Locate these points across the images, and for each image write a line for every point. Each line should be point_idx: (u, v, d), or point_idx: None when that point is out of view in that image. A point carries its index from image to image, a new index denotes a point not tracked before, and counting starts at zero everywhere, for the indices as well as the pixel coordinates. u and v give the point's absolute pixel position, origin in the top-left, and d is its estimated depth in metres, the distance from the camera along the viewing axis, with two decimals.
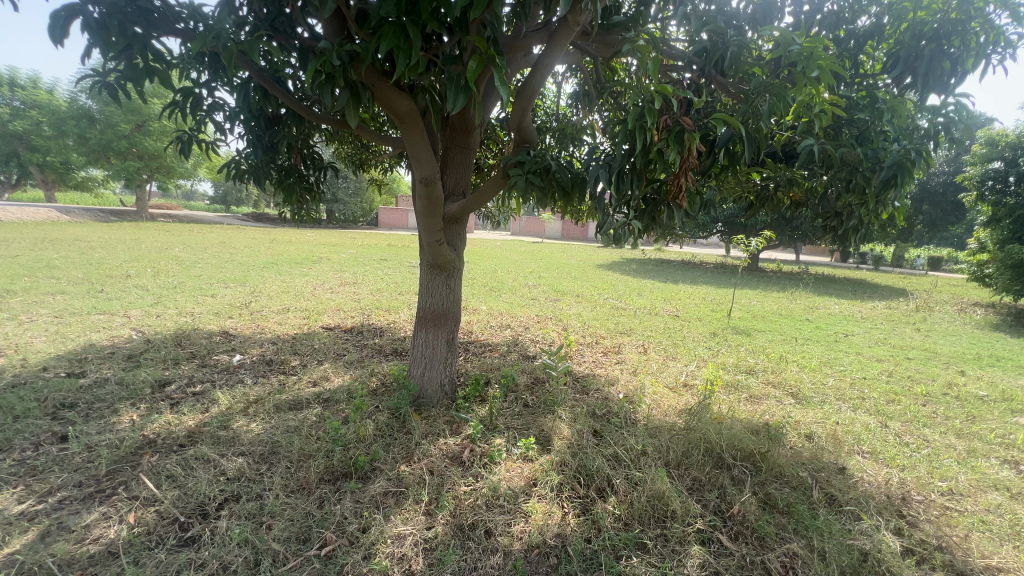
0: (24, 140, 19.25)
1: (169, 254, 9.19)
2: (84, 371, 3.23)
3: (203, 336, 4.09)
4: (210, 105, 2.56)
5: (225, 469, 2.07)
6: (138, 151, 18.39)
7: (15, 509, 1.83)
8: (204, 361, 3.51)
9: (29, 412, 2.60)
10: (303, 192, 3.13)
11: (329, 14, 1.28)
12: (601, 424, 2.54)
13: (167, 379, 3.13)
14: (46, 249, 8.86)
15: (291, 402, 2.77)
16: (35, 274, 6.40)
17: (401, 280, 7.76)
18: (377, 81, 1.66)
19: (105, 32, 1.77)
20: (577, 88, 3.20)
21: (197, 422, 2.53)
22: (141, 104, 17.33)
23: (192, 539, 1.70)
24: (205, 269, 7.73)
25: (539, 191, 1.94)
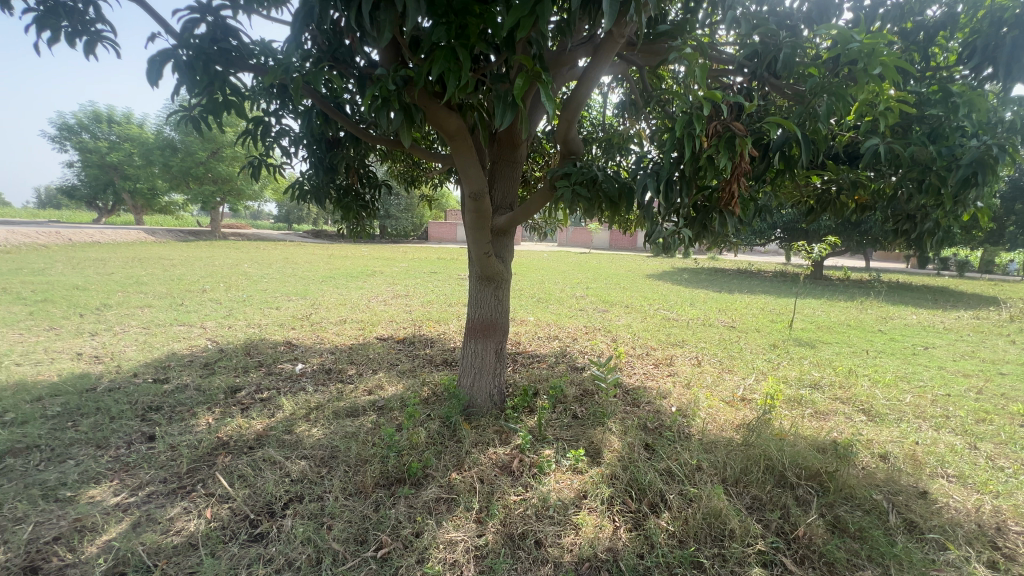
0: (118, 170, 21.59)
1: (239, 270, 9.95)
2: (167, 377, 3.54)
3: (269, 346, 4.38)
4: (278, 131, 2.77)
5: (288, 471, 2.20)
6: (213, 176, 20.10)
7: (111, 500, 2.04)
8: (271, 369, 3.75)
9: (122, 413, 2.89)
10: (360, 209, 3.29)
11: (385, 43, 1.36)
12: (653, 438, 2.47)
13: (238, 385, 3.37)
14: (135, 267, 9.83)
15: (348, 409, 2.90)
16: (127, 290, 7.12)
17: (450, 292, 7.96)
18: (429, 102, 1.74)
19: (192, 71, 1.98)
20: (623, 97, 3.20)
21: (264, 426, 2.70)
22: (216, 133, 18.98)
23: (262, 535, 1.82)
24: (271, 283, 8.30)
25: (586, 203, 1.95)
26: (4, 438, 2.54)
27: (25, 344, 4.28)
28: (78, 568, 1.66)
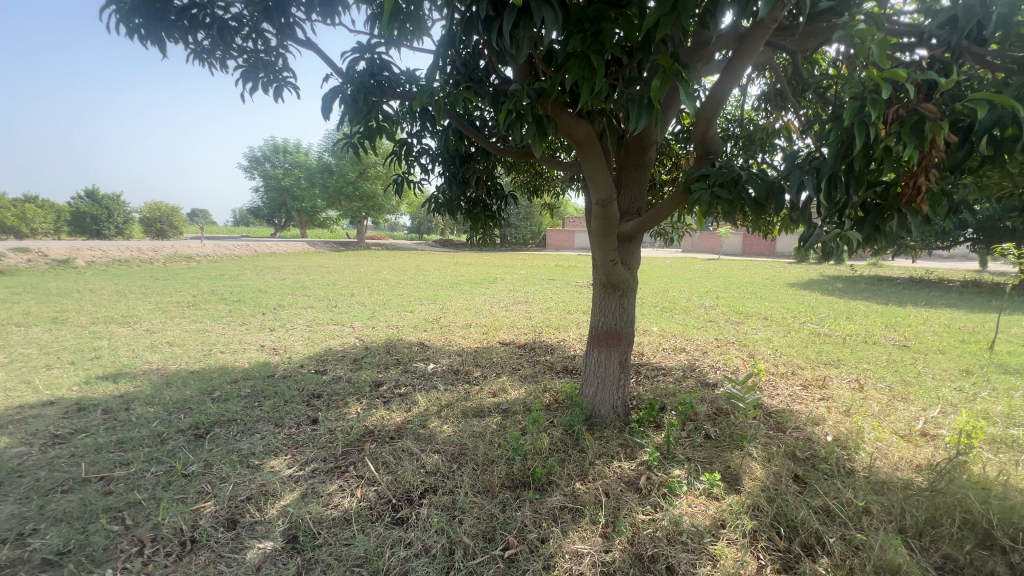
0: (290, 192, 25.77)
1: (381, 277, 11.16)
2: (325, 369, 4.09)
3: (406, 346, 4.81)
4: (419, 151, 3.04)
5: (424, 462, 2.38)
6: (360, 193, 22.89)
7: (286, 471, 2.40)
8: (407, 367, 4.12)
9: (293, 398, 3.41)
10: (487, 220, 3.46)
11: (522, 60, 1.41)
12: (804, 469, 2.17)
13: (381, 380, 3.76)
14: (301, 273, 11.60)
15: (475, 409, 3.06)
16: (296, 293, 8.43)
17: (569, 299, 7.97)
18: (560, 112, 1.77)
19: (354, 104, 2.26)
20: (767, 88, 2.90)
21: (403, 419, 2.97)
22: (363, 156, 21.62)
23: (402, 519, 1.99)
24: (406, 289, 9.15)
25: (727, 205, 1.80)
26: (213, 411, 3.16)
27: (226, 336, 5.30)
28: (263, 525, 1.99)
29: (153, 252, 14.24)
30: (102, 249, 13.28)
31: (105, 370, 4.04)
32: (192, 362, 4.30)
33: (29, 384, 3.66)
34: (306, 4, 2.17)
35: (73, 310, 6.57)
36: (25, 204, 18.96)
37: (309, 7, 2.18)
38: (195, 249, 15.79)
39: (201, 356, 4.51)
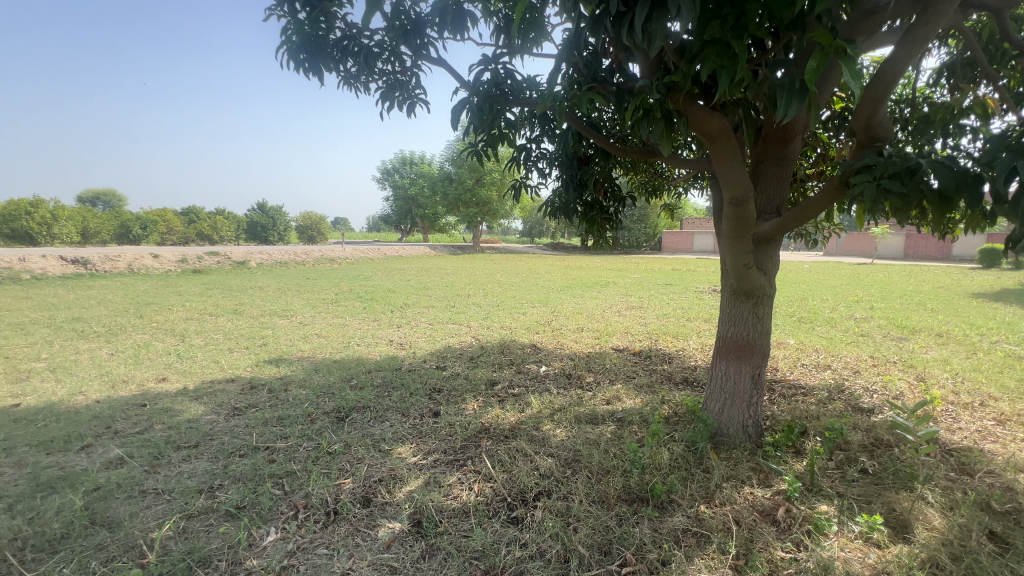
0: (416, 200, 28.11)
1: (495, 279, 11.61)
2: (445, 365, 4.36)
3: (519, 347, 4.92)
4: (537, 155, 3.08)
5: (538, 465, 2.40)
6: (477, 200, 24.08)
7: (411, 458, 2.60)
8: (520, 368, 4.21)
9: (417, 391, 3.68)
10: (604, 222, 3.38)
11: (653, 54, 1.34)
12: (1004, 526, 1.74)
13: (495, 379, 3.89)
14: (424, 275, 12.55)
15: (589, 416, 3.00)
16: (420, 293, 9.14)
17: (688, 305, 7.47)
18: (692, 106, 1.65)
19: (480, 114, 2.37)
20: (954, 58, 2.40)
21: (517, 419, 3.03)
22: (480, 164, 22.72)
23: (517, 519, 2.02)
24: (519, 291, 9.39)
25: (900, 200, 1.51)
26: (351, 397, 3.55)
27: (361, 330, 5.92)
28: (393, 506, 2.17)
29: (305, 255, 16.50)
30: (268, 252, 15.75)
31: (270, 355, 4.77)
32: (335, 353, 4.88)
33: (217, 364, 4.46)
34: (438, 24, 2.33)
35: (247, 303, 7.88)
36: (216, 217, 23.24)
37: (441, 26, 2.33)
38: (338, 253, 17.99)
39: (342, 347, 5.10)
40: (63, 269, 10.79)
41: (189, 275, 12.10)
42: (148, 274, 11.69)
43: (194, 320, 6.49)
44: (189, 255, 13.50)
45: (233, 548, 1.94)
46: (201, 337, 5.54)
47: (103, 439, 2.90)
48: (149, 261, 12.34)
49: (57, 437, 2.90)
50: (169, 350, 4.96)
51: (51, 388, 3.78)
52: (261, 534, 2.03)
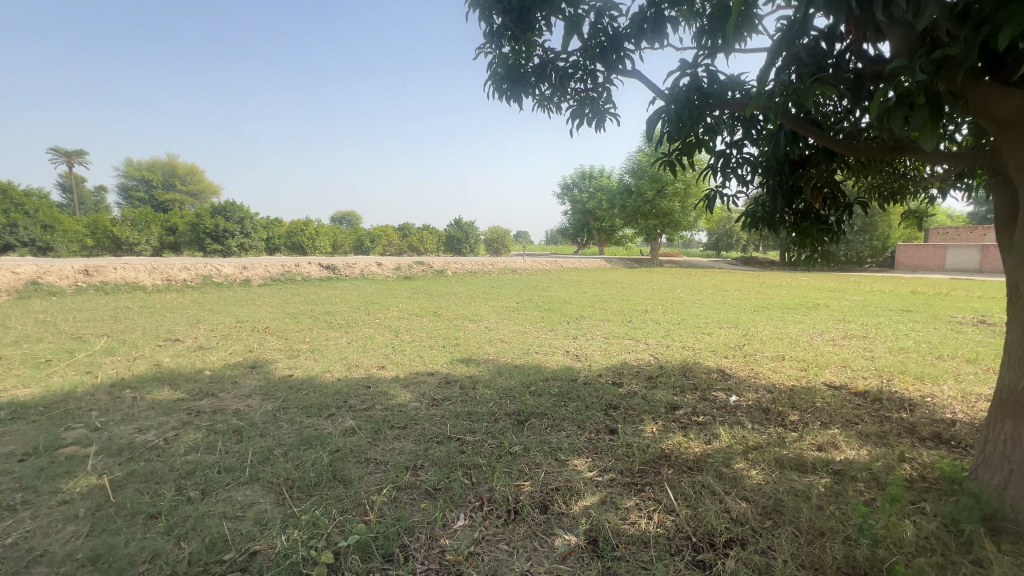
0: (594, 214, 28.46)
1: (675, 295, 10.93)
2: (621, 382, 4.25)
3: (704, 371, 4.50)
4: (738, 161, 2.79)
5: (729, 507, 2.13)
6: (656, 211, 23.14)
7: (588, 473, 2.58)
8: (705, 394, 3.84)
9: (594, 405, 3.66)
10: (821, 234, 2.87)
11: (924, 25, 1.08)
12: None
13: (677, 404, 3.62)
14: (599, 288, 12.55)
15: (794, 461, 2.56)
16: (597, 306, 9.15)
17: (939, 339, 5.83)
18: (974, 85, 1.29)
19: (677, 122, 2.26)
20: None
21: (702, 451, 2.76)
22: (662, 174, 21.83)
23: (704, 563, 1.82)
24: (703, 309, 8.64)
25: None
26: (531, 403, 3.72)
27: (539, 339, 6.20)
28: (569, 518, 2.18)
29: (491, 266, 18.11)
30: (462, 263, 17.75)
31: (462, 355, 5.34)
32: (515, 358, 5.21)
33: (420, 358, 5.18)
34: (636, 35, 2.29)
35: (445, 307, 8.99)
36: (423, 232, 27.26)
37: (640, 37, 2.30)
38: (519, 264, 19.30)
39: (522, 354, 5.41)
40: (320, 273, 13.97)
41: (402, 281, 14.41)
42: (375, 279, 14.33)
43: (405, 319, 7.67)
44: (403, 264, 16.09)
45: (430, 524, 2.20)
46: (409, 334, 6.51)
47: (342, 411, 3.62)
48: (375, 268, 15.13)
49: (314, 404, 3.73)
50: (386, 343, 5.97)
51: (311, 366, 4.90)
52: (452, 517, 2.25)
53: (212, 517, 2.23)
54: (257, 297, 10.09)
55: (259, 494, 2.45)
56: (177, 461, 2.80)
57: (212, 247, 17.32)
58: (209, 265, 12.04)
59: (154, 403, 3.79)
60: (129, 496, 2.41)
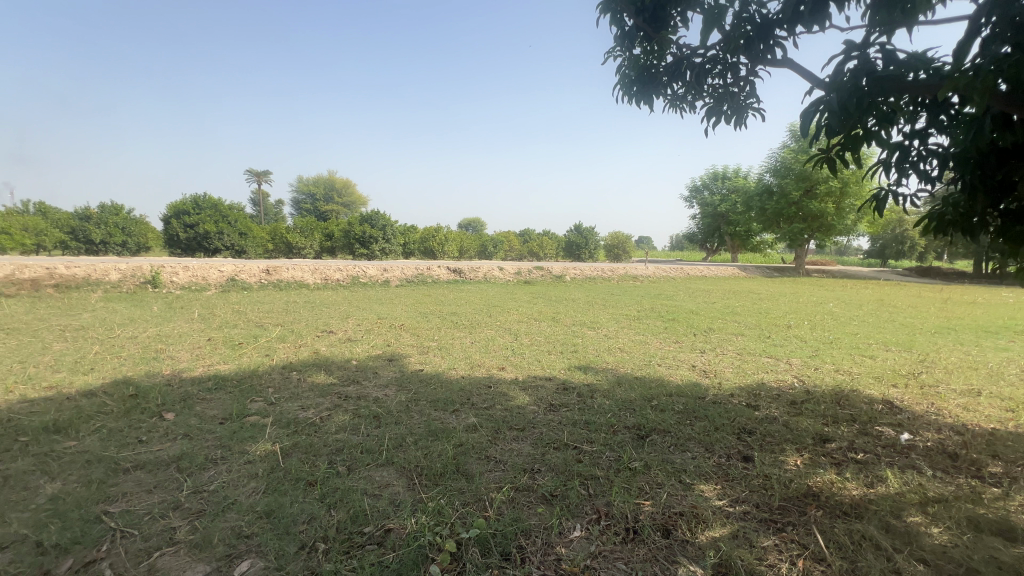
0: (728, 218, 26.45)
1: (826, 310, 9.55)
2: (757, 404, 3.83)
3: (864, 401, 3.85)
4: (920, 154, 2.36)
5: (899, 568, 1.79)
6: (803, 214, 20.52)
7: (716, 502, 2.38)
8: (866, 428, 3.28)
9: (724, 427, 3.35)
10: None
11: None
12: None
13: (828, 436, 3.15)
14: (731, 299, 11.52)
15: (996, 525, 2.05)
16: (728, 318, 8.41)
17: None
18: None
19: (842, 111, 1.99)
20: None
21: (863, 495, 2.36)
22: (811, 171, 19.31)
23: None
24: (864, 327, 7.41)
25: None
26: (652, 418, 3.54)
27: (662, 351, 5.88)
28: (695, 548, 2.02)
29: (611, 272, 17.69)
30: (581, 268, 17.65)
31: (579, 362, 5.30)
32: (636, 369, 5.00)
33: (539, 363, 5.26)
34: (791, 18, 2.09)
35: (563, 313, 9.01)
36: (543, 237, 27.74)
37: (795, 20, 2.09)
38: (641, 271, 18.60)
39: (643, 365, 5.17)
40: (448, 276, 15.01)
41: (522, 285, 14.81)
42: (496, 283, 15.00)
43: (524, 323, 7.86)
44: (523, 269, 16.58)
45: (547, 530, 2.21)
46: (528, 338, 6.65)
47: (465, 407, 3.83)
48: (497, 273, 15.79)
49: (441, 399, 4.01)
50: (506, 345, 6.17)
51: (438, 363, 5.28)
52: (569, 526, 2.24)
53: (356, 492, 2.52)
54: (395, 296, 11.19)
55: (393, 477, 2.71)
56: (330, 438, 3.21)
57: (360, 251, 19.70)
58: (357, 267, 13.71)
59: (313, 386, 4.41)
60: (294, 464, 2.83)
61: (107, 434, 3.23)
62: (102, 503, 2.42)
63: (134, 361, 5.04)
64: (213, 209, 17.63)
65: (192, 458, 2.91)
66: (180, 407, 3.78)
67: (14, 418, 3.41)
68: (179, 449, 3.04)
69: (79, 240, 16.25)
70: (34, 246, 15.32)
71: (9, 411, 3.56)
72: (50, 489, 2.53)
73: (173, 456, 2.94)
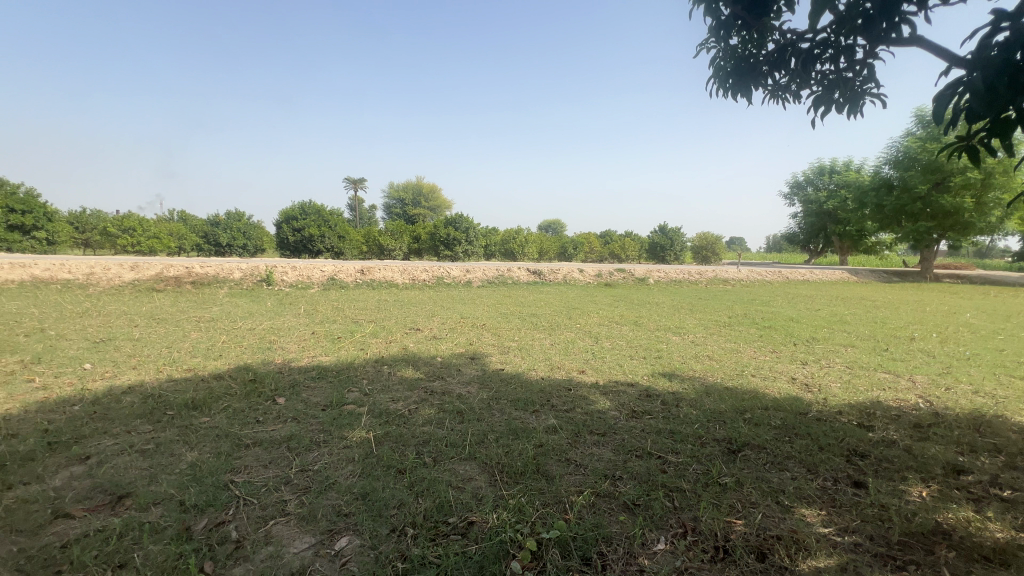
0: (835, 216, 23.85)
1: (961, 320, 8.26)
2: (871, 425, 3.42)
3: (1012, 429, 3.28)
4: None
5: None
6: (931, 211, 17.92)
7: (822, 529, 2.19)
8: (1016, 462, 2.79)
9: (830, 447, 3.04)
10: None
11: None
12: None
13: (963, 467, 2.73)
14: (840, 306, 10.38)
15: None
16: (836, 327, 7.59)
17: None
18: None
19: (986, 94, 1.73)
20: None
21: (1009, 540, 2.03)
22: (943, 162, 16.80)
23: None
24: (1013, 343, 6.30)
25: None
26: (745, 432, 3.31)
27: (756, 361, 5.46)
28: None
29: (699, 276, 16.76)
30: (666, 271, 16.92)
31: (664, 369, 5.09)
32: (726, 379, 4.70)
33: (620, 367, 5.13)
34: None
35: (646, 317, 8.71)
36: (625, 239, 27.02)
37: None
38: (732, 274, 17.40)
39: (734, 375, 4.85)
40: (528, 277, 15.15)
41: (602, 288, 14.54)
42: (576, 285, 14.87)
43: (605, 326, 7.71)
44: (604, 271, 16.26)
45: (629, 539, 2.16)
46: (609, 342, 6.52)
47: (545, 409, 3.85)
48: (577, 275, 15.65)
49: (521, 399, 4.06)
50: (587, 349, 6.10)
51: (519, 363, 5.35)
52: (652, 537, 2.17)
53: (441, 483, 2.64)
54: (476, 297, 11.55)
55: (475, 472, 2.80)
56: (417, 430, 3.40)
57: (444, 253, 20.57)
58: (442, 268, 14.34)
59: (402, 380, 4.69)
60: (385, 452, 3.03)
61: (232, 413, 3.69)
62: (228, 472, 2.78)
63: (253, 350, 5.71)
64: (317, 214, 19.42)
65: (300, 440, 3.23)
66: (289, 393, 4.21)
67: (163, 394, 4.02)
68: (289, 431, 3.39)
69: (210, 244, 18.76)
70: (177, 248, 17.95)
71: (159, 388, 4.20)
72: (189, 457, 2.95)
73: (284, 436, 3.29)
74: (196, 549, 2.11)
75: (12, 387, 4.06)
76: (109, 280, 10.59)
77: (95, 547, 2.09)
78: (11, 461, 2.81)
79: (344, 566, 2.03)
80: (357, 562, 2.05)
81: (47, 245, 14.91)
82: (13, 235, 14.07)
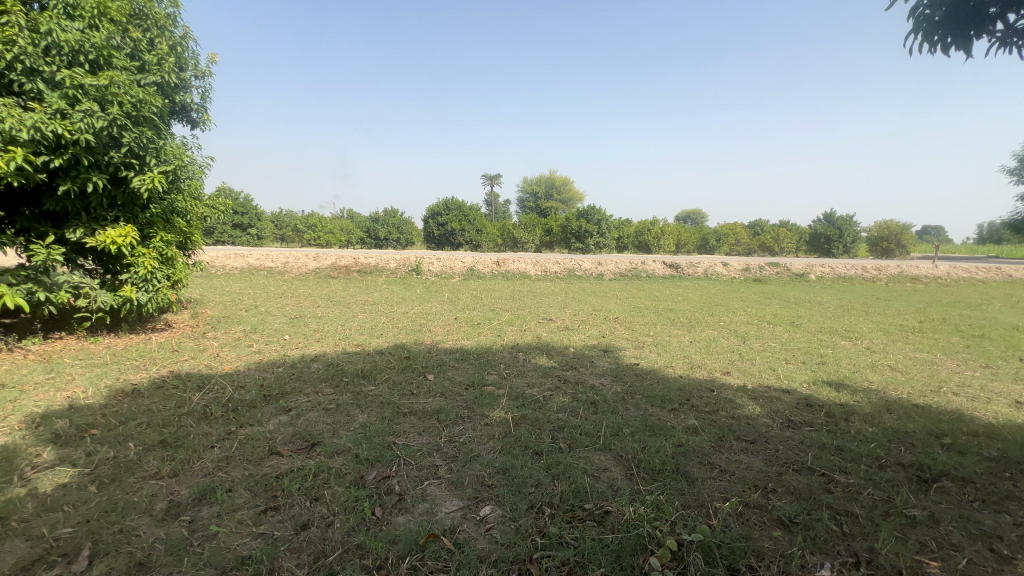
0: None
1: None
2: None
3: None
4: None
5: None
6: None
7: None
8: None
9: None
10: None
11: None
12: None
13: None
14: None
15: None
16: None
17: None
18: None
19: None
20: None
21: None
22: None
23: None
24: None
25: None
26: (943, 459, 2.75)
27: (961, 376, 4.44)
28: None
29: (876, 272, 14.13)
30: (832, 265, 14.64)
31: (829, 377, 4.43)
32: (916, 395, 3.93)
33: (773, 371, 4.62)
34: None
35: (805, 317, 7.66)
36: (779, 230, 23.99)
37: None
38: (924, 270, 14.37)
39: (927, 391, 4.02)
40: (664, 271, 14.38)
41: (750, 283, 13.13)
42: (718, 280, 13.73)
43: (753, 325, 6.97)
44: (753, 264, 14.71)
45: (785, 558, 1.97)
46: (760, 343, 5.88)
47: (684, 408, 3.65)
48: (720, 269, 14.43)
49: (658, 396, 3.92)
50: (732, 348, 5.60)
51: (655, 359, 5.16)
52: (814, 562, 1.96)
53: (576, 469, 2.69)
54: (607, 290, 11.32)
55: (610, 463, 2.79)
56: (551, 416, 3.50)
57: (575, 245, 20.59)
58: (574, 261, 14.41)
59: (537, 367, 4.86)
60: (522, 433, 3.18)
61: (392, 384, 4.22)
62: (390, 435, 3.19)
63: (407, 331, 6.43)
64: (458, 210, 21.05)
65: (447, 413, 3.56)
66: (437, 371, 4.67)
67: (340, 364, 4.77)
68: (438, 404, 3.76)
69: (372, 237, 21.52)
70: (346, 242, 21.02)
71: (337, 358, 4.99)
72: (360, 418, 3.47)
73: (434, 408, 3.66)
74: (369, 495, 2.48)
75: (239, 350, 5.21)
76: (299, 268, 12.85)
77: (299, 481, 2.59)
78: (241, 406, 3.61)
79: (488, 531, 2.20)
80: (499, 530, 2.21)
81: (257, 239, 18.65)
82: (236, 231, 17.88)
